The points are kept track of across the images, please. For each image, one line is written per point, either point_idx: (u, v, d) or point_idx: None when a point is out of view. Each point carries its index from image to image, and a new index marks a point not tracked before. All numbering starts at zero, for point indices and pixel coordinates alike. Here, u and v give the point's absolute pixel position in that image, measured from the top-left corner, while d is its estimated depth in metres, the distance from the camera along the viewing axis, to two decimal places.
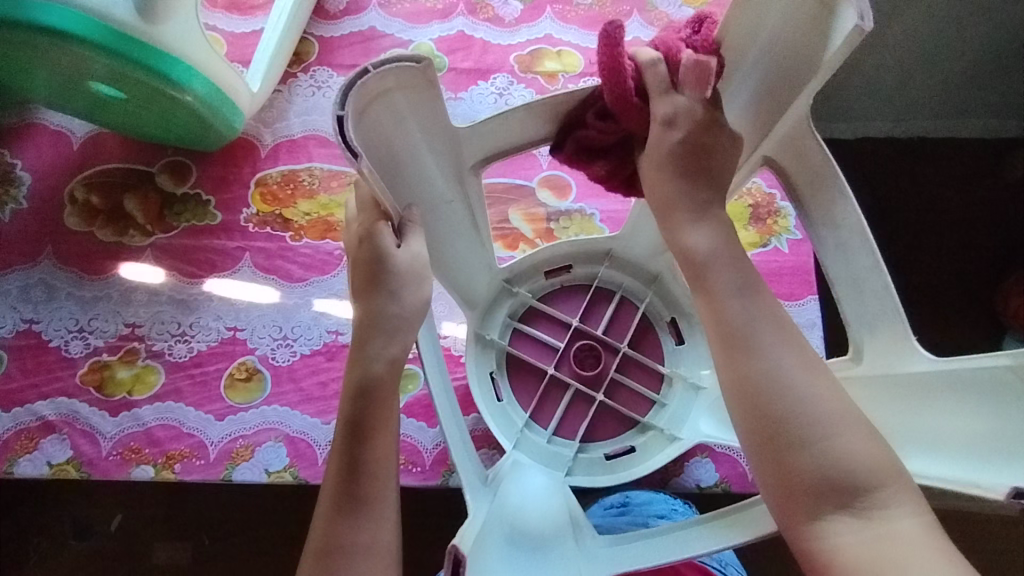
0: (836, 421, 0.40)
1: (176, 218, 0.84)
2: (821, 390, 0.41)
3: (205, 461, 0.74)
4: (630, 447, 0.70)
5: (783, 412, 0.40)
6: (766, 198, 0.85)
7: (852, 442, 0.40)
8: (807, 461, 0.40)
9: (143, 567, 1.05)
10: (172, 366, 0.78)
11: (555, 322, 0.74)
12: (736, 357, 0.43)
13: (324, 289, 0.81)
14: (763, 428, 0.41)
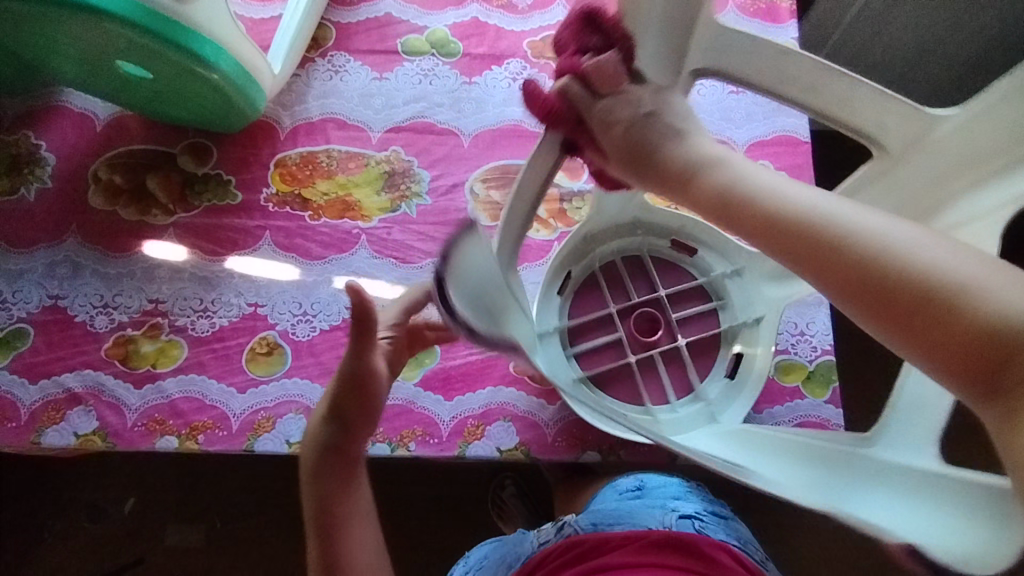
0: (961, 273, 0.32)
1: (197, 198, 0.85)
2: (924, 244, 0.33)
3: (228, 432, 0.76)
4: (737, 354, 0.73)
5: (884, 291, 0.33)
6: None
7: (993, 289, 0.31)
8: (957, 331, 0.31)
9: (158, 548, 1.06)
10: (194, 340, 0.80)
11: (596, 330, 0.76)
12: (816, 263, 0.35)
13: (343, 267, 0.83)
14: (887, 313, 0.33)
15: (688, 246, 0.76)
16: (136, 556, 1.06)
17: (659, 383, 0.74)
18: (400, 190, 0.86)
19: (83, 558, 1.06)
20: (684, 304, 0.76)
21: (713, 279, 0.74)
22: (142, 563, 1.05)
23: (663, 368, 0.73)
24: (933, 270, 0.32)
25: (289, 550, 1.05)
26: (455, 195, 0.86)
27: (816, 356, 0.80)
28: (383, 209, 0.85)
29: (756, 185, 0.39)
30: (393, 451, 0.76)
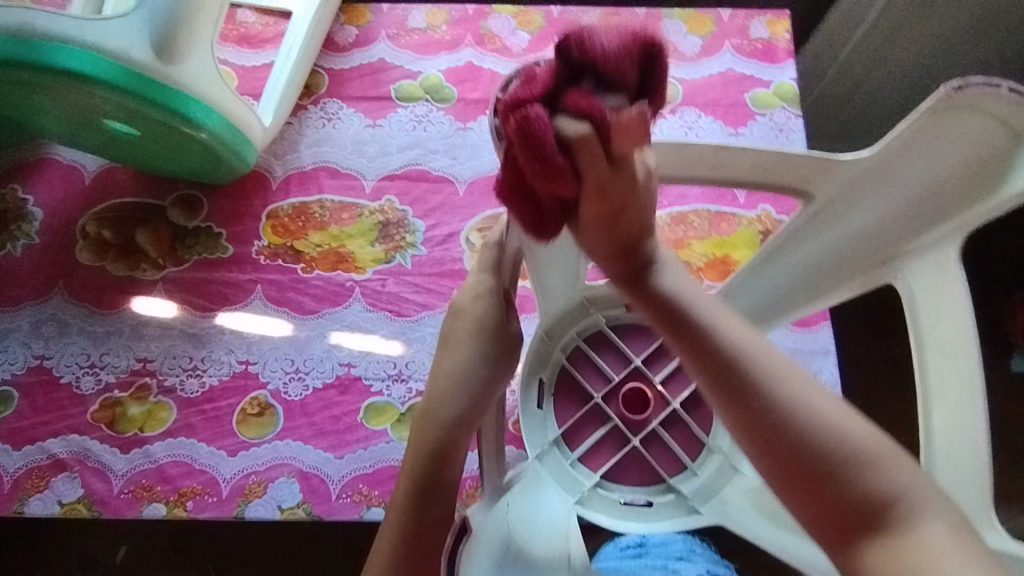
0: (845, 431, 0.40)
1: (187, 251, 0.84)
2: (814, 397, 0.41)
3: (217, 498, 0.74)
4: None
5: (800, 468, 0.40)
6: (776, 224, 0.85)
7: (856, 442, 0.39)
8: (836, 482, 0.39)
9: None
10: (183, 402, 0.77)
11: (589, 426, 0.75)
12: (732, 393, 0.42)
13: (336, 322, 0.81)
14: (773, 446, 0.40)
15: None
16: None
17: (664, 444, 0.75)
18: (394, 240, 0.84)
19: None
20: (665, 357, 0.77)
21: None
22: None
23: (667, 434, 0.74)
24: (849, 450, 0.39)
25: None
26: (451, 244, 0.84)
27: None
28: (378, 260, 0.83)
29: (704, 317, 0.45)
30: None
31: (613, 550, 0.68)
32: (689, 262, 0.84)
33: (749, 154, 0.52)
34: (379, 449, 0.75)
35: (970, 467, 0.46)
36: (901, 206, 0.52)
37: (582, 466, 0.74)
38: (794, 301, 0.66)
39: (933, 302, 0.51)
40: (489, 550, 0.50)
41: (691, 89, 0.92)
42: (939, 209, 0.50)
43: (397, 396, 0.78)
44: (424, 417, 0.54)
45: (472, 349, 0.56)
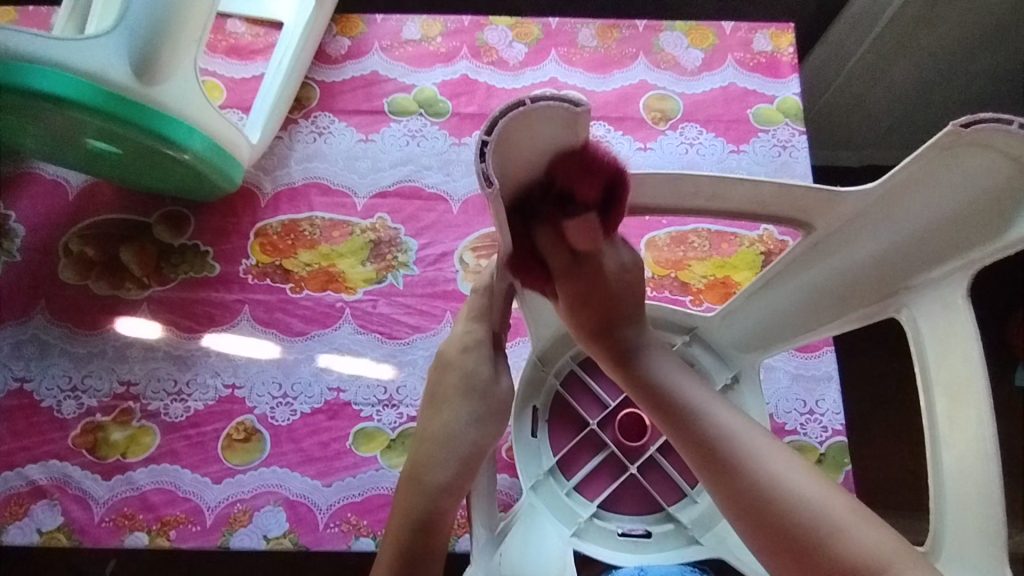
0: (831, 509, 0.45)
1: (173, 270, 0.82)
2: (800, 476, 0.47)
3: (201, 527, 0.71)
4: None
5: (793, 546, 0.45)
6: (778, 245, 0.83)
7: (840, 514, 0.45)
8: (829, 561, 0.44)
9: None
10: (167, 427, 0.75)
11: (583, 455, 0.73)
12: (724, 479, 0.48)
13: (326, 344, 0.79)
14: (771, 528, 0.45)
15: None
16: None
17: (662, 471, 0.72)
18: (386, 259, 0.82)
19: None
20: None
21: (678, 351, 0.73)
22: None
23: (664, 460, 0.72)
24: (835, 527, 0.44)
25: None
26: (444, 264, 0.82)
27: (827, 437, 0.76)
28: (369, 280, 0.81)
29: (693, 401, 0.51)
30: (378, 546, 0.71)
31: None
32: (688, 284, 0.82)
33: (749, 184, 0.49)
34: (368, 477, 0.73)
35: (981, 514, 0.43)
36: (905, 239, 0.50)
37: (578, 495, 0.71)
38: (791, 328, 0.63)
39: (941, 344, 0.49)
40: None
41: (692, 104, 0.89)
42: (943, 245, 0.48)
43: (387, 422, 0.76)
44: (412, 481, 0.54)
45: (462, 409, 0.56)
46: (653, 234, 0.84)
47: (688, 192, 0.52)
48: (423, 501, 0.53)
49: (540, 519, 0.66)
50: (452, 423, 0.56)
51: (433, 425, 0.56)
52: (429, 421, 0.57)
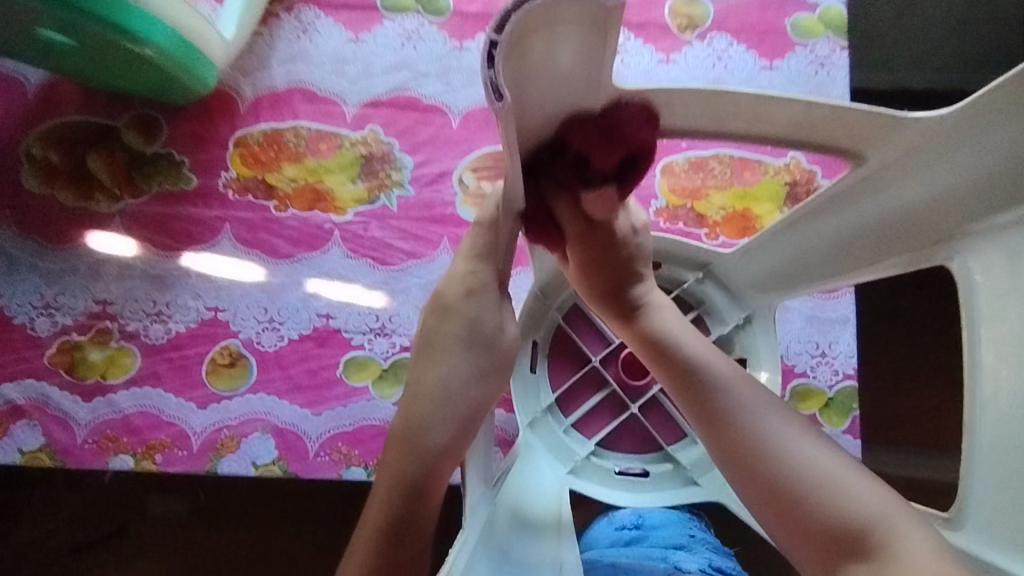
0: (822, 461, 0.42)
1: (146, 181, 0.75)
2: (792, 429, 0.44)
3: (187, 452, 0.69)
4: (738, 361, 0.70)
5: (777, 496, 0.42)
6: (806, 175, 0.75)
7: (829, 466, 0.42)
8: (816, 514, 0.41)
9: (141, 517, 0.96)
10: (148, 349, 0.71)
11: (583, 393, 0.70)
12: (718, 429, 0.45)
13: (313, 268, 0.74)
14: (757, 477, 0.43)
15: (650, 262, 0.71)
16: (117, 527, 0.97)
17: (664, 411, 0.70)
18: (378, 177, 0.75)
19: (59, 530, 0.97)
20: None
21: (688, 288, 0.70)
22: (126, 533, 0.97)
23: (667, 400, 0.69)
24: (823, 479, 0.41)
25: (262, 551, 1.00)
26: (442, 185, 0.75)
27: (837, 381, 0.73)
28: (360, 200, 0.75)
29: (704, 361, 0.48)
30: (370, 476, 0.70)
31: (607, 528, 0.65)
32: (705, 215, 0.76)
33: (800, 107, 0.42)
34: (359, 407, 0.71)
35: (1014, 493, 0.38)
36: (964, 177, 0.42)
37: (576, 433, 0.68)
38: (817, 271, 0.58)
39: (996, 301, 0.41)
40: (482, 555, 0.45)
41: (723, 11, 0.79)
42: (1002, 189, 0.40)
43: (379, 351, 0.72)
44: (403, 442, 0.49)
45: (460, 364, 0.51)
46: (670, 159, 0.77)
47: (727, 115, 0.45)
48: (416, 465, 0.47)
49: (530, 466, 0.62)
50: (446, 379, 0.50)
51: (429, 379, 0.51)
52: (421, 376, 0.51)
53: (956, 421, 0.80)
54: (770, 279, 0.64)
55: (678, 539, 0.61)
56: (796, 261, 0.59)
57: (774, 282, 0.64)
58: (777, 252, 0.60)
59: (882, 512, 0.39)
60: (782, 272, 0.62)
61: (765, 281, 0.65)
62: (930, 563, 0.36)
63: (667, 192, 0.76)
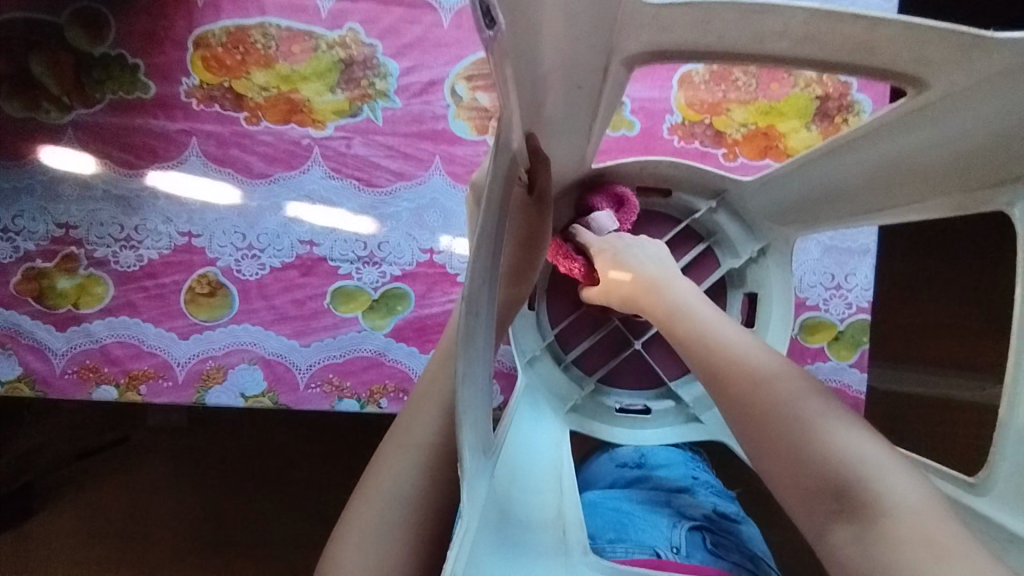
0: (816, 408, 0.40)
1: (99, 88, 0.67)
2: (785, 377, 0.42)
3: (173, 383, 0.65)
4: (749, 295, 0.66)
5: (766, 444, 0.40)
6: (839, 87, 0.67)
7: (821, 413, 0.39)
8: (801, 461, 0.38)
9: (140, 427, 1.01)
10: (119, 277, 0.66)
11: (585, 329, 0.69)
12: (715, 377, 0.44)
13: (293, 189, 0.67)
14: (751, 423, 0.41)
15: (659, 189, 0.66)
16: (120, 434, 1.01)
17: (668, 346, 0.69)
18: (360, 86, 0.68)
19: (64, 439, 1.00)
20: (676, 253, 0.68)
21: (699, 218, 0.65)
22: (127, 442, 1.01)
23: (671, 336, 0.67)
24: (815, 425, 0.39)
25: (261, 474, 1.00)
26: (432, 96, 0.68)
27: (850, 314, 0.70)
28: (340, 112, 0.68)
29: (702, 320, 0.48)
30: (364, 408, 0.67)
31: (607, 465, 0.68)
32: (724, 133, 0.68)
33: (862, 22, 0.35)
34: (350, 339, 0.67)
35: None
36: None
37: (576, 369, 0.68)
38: (847, 205, 0.53)
39: None
40: (490, 520, 0.38)
41: None
42: None
43: (369, 281, 0.67)
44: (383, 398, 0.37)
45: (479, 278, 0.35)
46: (689, 68, 0.69)
47: (770, 32, 0.37)
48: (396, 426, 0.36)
49: (524, 430, 0.55)
50: (448, 378, 0.47)
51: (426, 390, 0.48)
52: (421, 383, 0.49)
53: (940, 342, 0.83)
54: (793, 211, 0.59)
55: (679, 481, 0.65)
56: (824, 194, 0.54)
57: (796, 215, 0.59)
58: (805, 184, 0.55)
59: (872, 457, 0.37)
60: (806, 203, 0.57)
61: (788, 214, 0.60)
62: (912, 511, 0.34)
63: (682, 106, 0.69)
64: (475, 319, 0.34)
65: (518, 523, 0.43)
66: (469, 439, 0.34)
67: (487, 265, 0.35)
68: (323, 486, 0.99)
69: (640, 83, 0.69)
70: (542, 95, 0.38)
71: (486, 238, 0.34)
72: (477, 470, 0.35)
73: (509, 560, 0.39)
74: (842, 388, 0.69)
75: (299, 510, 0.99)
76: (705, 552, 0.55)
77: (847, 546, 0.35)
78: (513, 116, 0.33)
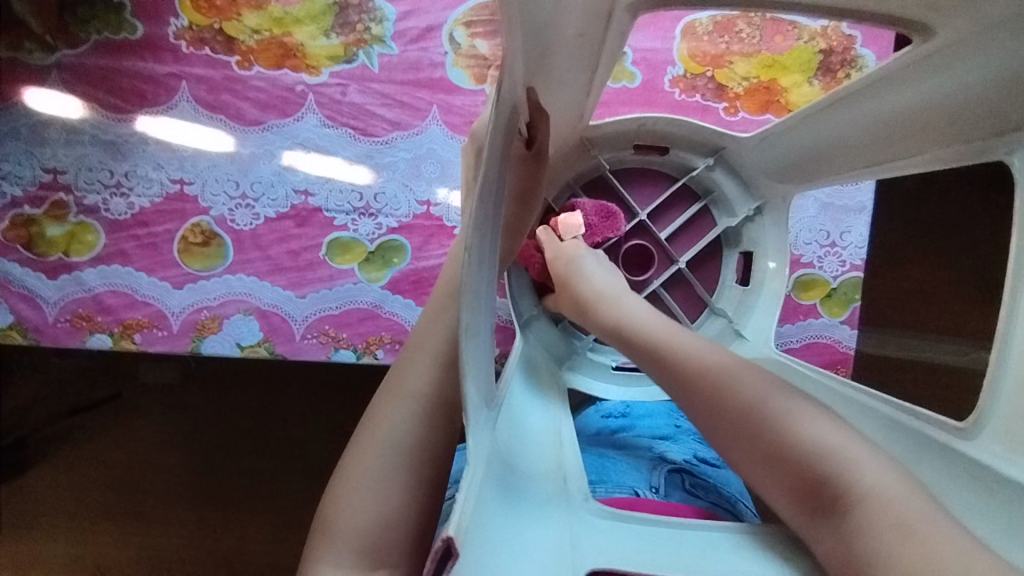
0: (764, 395, 0.41)
1: (83, 27, 0.65)
2: (724, 365, 0.43)
3: (168, 332, 0.65)
4: (745, 253, 0.67)
5: (730, 432, 0.41)
6: (843, 40, 0.66)
7: (770, 401, 0.41)
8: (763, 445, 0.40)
9: (133, 383, 1.01)
10: (111, 225, 0.65)
11: None
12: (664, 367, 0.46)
13: (287, 137, 0.66)
14: (708, 413, 0.43)
15: (657, 147, 0.65)
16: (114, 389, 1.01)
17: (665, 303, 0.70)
18: (356, 30, 0.66)
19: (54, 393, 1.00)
20: (673, 212, 0.68)
21: (697, 175, 0.65)
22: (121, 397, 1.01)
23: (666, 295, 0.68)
24: (773, 419, 0.40)
25: (257, 429, 1.00)
26: (429, 42, 0.67)
27: (843, 271, 0.70)
28: (334, 57, 0.66)
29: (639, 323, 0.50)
30: (360, 359, 0.67)
31: (594, 416, 0.69)
32: (725, 87, 0.67)
33: None
34: (345, 290, 0.67)
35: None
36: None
37: (575, 329, 0.69)
38: (849, 158, 0.52)
39: None
40: (494, 469, 0.39)
41: None
42: None
43: (365, 232, 0.67)
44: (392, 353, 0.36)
45: (484, 236, 0.34)
46: (692, 18, 0.68)
47: None
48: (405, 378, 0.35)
49: (521, 388, 0.55)
50: (441, 330, 0.47)
51: (416, 344, 0.48)
52: (412, 337, 0.49)
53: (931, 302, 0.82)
54: (792, 166, 0.59)
55: (664, 429, 0.66)
56: (825, 150, 0.53)
57: (795, 172, 0.59)
58: (810, 137, 0.54)
59: (841, 445, 0.38)
60: (806, 158, 0.56)
61: (783, 170, 0.60)
62: (885, 494, 0.35)
63: (685, 59, 0.68)
64: (476, 273, 0.34)
65: (518, 474, 0.43)
66: (473, 393, 0.34)
67: (488, 218, 0.35)
68: (316, 442, 1.00)
69: (643, 34, 0.68)
70: (547, 41, 0.37)
71: (486, 194, 0.33)
72: (478, 421, 0.35)
73: (510, 509, 0.39)
74: (832, 344, 0.70)
75: (292, 467, 1.00)
76: (682, 493, 0.57)
77: (830, 540, 0.37)
78: (517, 64, 0.32)
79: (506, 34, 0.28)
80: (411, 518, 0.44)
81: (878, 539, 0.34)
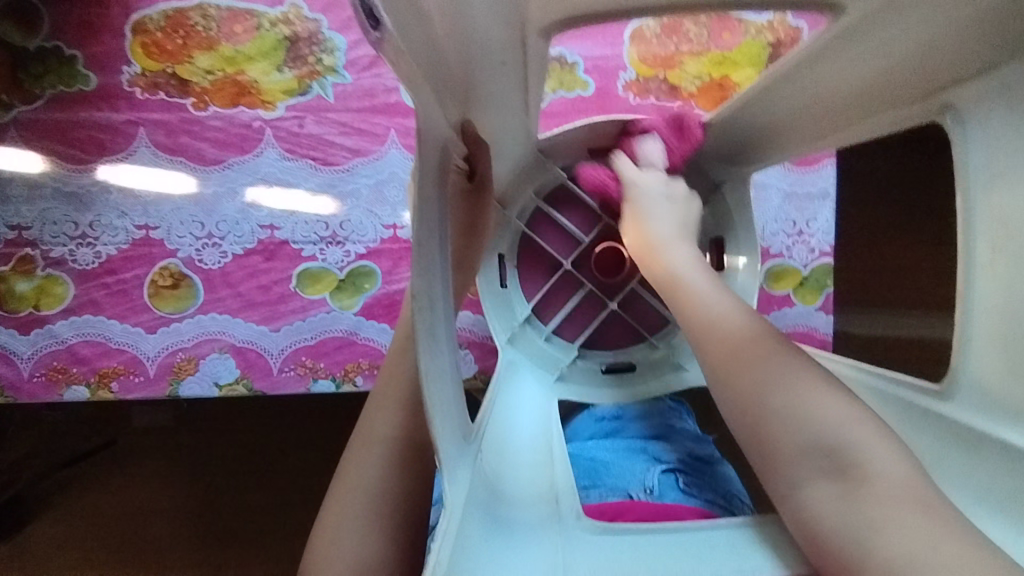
0: (794, 368, 0.40)
1: (37, 83, 0.65)
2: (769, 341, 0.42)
3: (144, 377, 0.65)
4: (715, 242, 0.67)
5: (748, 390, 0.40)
6: (790, 32, 0.67)
7: (800, 376, 0.40)
8: (776, 407, 0.39)
9: (124, 431, 1.00)
10: (79, 275, 0.65)
11: (561, 297, 0.71)
12: (707, 335, 0.45)
13: (249, 174, 0.66)
14: (738, 372, 0.41)
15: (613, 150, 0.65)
16: (106, 438, 1.00)
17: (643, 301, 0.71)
18: (308, 62, 0.67)
19: (45, 449, 0.99)
20: None
21: None
22: (115, 445, 1.00)
23: (643, 291, 0.69)
24: (806, 392, 0.39)
25: (250, 465, 0.99)
26: (382, 68, 0.68)
27: (813, 258, 0.74)
28: (289, 91, 0.67)
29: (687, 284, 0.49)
30: (340, 387, 0.67)
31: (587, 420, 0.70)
32: (679, 87, 0.68)
33: None
34: (319, 320, 0.67)
35: (1013, 361, 0.36)
36: (949, 29, 0.36)
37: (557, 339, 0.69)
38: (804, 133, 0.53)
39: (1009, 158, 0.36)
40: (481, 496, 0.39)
41: None
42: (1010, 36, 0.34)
43: (334, 261, 0.67)
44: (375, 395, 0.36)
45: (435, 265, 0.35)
46: (639, 23, 0.69)
47: None
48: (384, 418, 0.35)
49: (510, 406, 0.56)
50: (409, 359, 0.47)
51: (387, 378, 0.48)
52: (385, 371, 0.49)
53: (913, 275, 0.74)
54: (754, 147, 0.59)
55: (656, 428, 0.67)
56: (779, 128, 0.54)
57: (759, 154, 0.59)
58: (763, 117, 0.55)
59: (860, 426, 0.37)
60: (764, 135, 0.57)
61: (748, 150, 0.60)
62: (899, 479, 0.34)
63: (636, 62, 0.69)
64: (431, 310, 0.34)
65: (508, 496, 0.43)
66: (444, 425, 0.34)
67: (438, 253, 0.35)
68: (313, 474, 0.99)
69: (592, 42, 0.69)
70: (475, 57, 0.37)
71: (430, 229, 0.33)
72: (456, 453, 0.35)
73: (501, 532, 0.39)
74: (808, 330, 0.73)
75: (289, 500, 0.99)
76: (677, 492, 0.57)
77: (830, 505, 0.35)
78: (438, 87, 0.32)
79: (416, 62, 0.29)
80: (397, 542, 0.44)
81: (873, 518, 0.33)
